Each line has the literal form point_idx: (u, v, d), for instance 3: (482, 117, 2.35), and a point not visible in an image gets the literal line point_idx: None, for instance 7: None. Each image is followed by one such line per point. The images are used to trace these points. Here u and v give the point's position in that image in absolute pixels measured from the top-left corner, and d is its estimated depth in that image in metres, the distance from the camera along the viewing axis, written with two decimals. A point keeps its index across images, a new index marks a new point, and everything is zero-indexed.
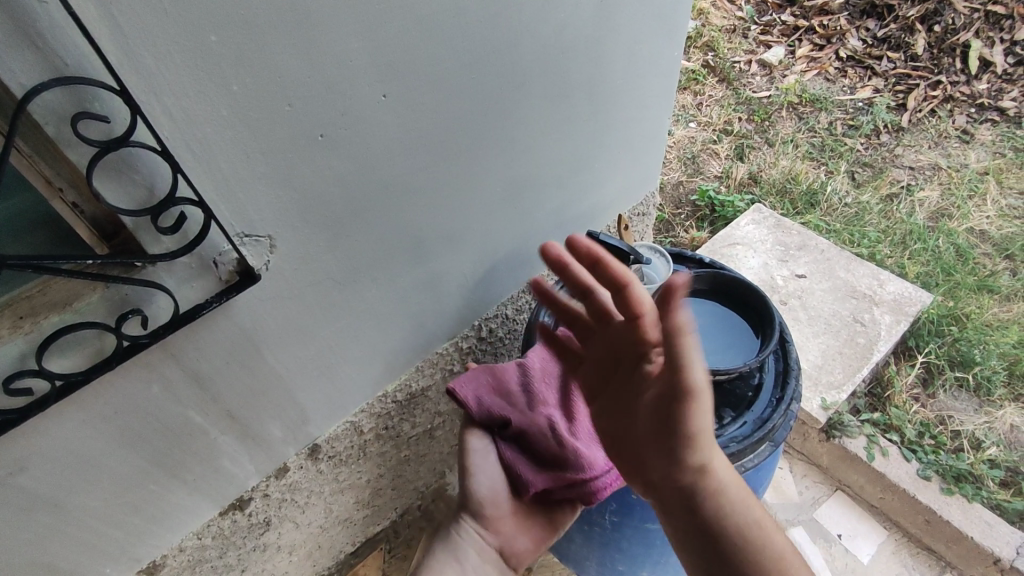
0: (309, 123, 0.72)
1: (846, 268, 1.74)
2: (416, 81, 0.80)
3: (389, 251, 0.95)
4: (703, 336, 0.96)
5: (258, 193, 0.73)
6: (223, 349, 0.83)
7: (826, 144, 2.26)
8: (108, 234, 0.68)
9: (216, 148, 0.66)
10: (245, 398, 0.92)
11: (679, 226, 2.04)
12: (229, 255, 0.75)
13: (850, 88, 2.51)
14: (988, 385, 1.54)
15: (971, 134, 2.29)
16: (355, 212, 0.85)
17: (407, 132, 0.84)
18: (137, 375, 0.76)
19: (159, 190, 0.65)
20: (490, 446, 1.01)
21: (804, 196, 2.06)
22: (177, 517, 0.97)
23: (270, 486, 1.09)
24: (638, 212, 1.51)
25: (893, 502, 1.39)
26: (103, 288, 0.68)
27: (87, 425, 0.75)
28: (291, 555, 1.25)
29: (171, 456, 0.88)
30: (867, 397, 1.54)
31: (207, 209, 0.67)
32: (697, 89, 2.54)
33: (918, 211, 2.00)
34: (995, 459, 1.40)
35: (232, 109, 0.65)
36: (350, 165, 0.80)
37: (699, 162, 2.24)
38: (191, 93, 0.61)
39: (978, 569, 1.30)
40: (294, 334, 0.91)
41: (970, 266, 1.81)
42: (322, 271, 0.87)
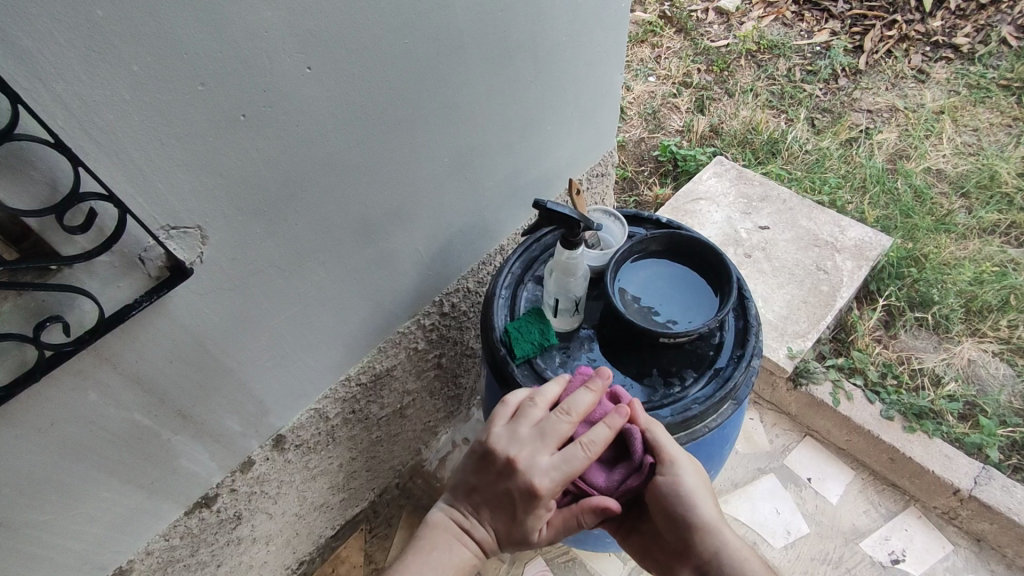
0: (226, 103, 0.67)
1: (808, 216, 1.74)
2: (344, 49, 0.75)
3: (334, 231, 0.91)
4: (663, 299, 0.94)
5: (179, 182, 0.67)
6: (164, 348, 0.79)
7: (785, 91, 2.24)
8: (16, 237, 0.61)
9: (123, 136, 0.60)
10: (195, 395, 0.88)
11: (643, 184, 2.01)
12: (155, 250, 0.70)
13: (807, 32, 2.48)
14: (947, 323, 1.57)
15: (926, 74, 2.29)
16: (291, 194, 0.81)
17: (338, 107, 0.79)
18: (70, 383, 0.72)
19: (62, 185, 0.60)
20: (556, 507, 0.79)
21: (765, 145, 2.05)
22: (140, 522, 0.95)
23: (236, 481, 1.06)
24: (596, 173, 1.48)
25: (859, 443, 1.43)
26: (16, 296, 0.62)
27: (22, 440, 0.71)
28: (269, 544, 1.24)
29: (122, 462, 0.84)
30: (831, 343, 1.57)
31: (119, 203, 0.63)
32: (655, 41, 2.48)
33: (876, 154, 2.01)
34: (954, 394, 1.45)
35: (136, 92, 0.59)
36: (279, 144, 0.75)
37: (660, 117, 2.20)
38: (84, 77, 0.55)
39: (940, 500, 1.35)
40: (239, 326, 0.87)
41: (928, 206, 1.84)
42: (262, 259, 0.83)
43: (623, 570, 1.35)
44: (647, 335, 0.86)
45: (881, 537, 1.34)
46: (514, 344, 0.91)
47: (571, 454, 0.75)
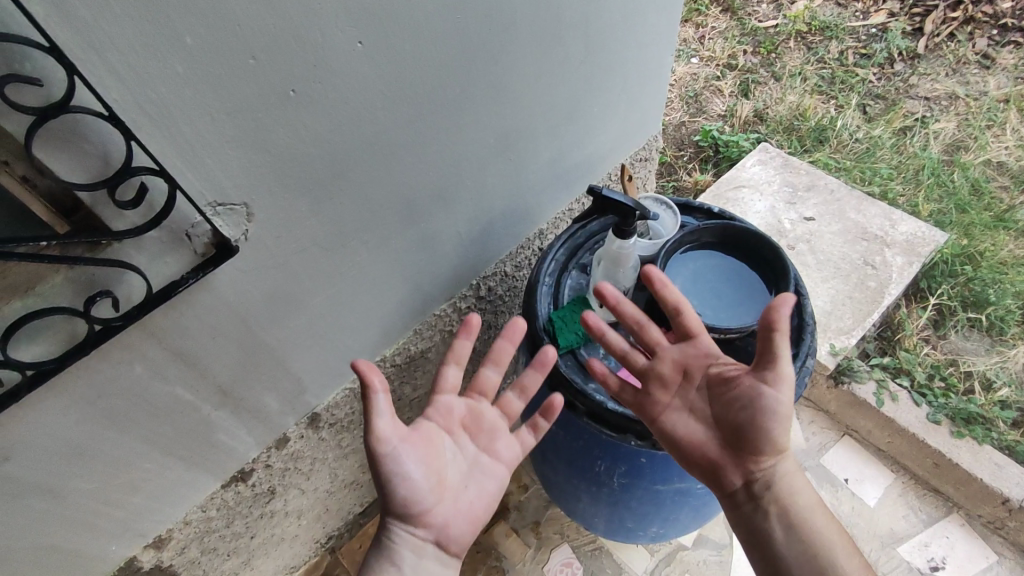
0: (278, 78, 0.65)
1: (856, 208, 1.67)
2: (395, 25, 0.73)
3: (377, 212, 0.89)
4: (714, 293, 0.90)
5: (228, 158, 0.66)
6: (207, 325, 0.79)
7: (836, 75, 2.14)
8: (67, 210, 0.61)
9: (174, 110, 0.59)
10: (236, 371, 0.88)
11: (682, 169, 1.95)
12: (202, 226, 0.69)
13: (863, 13, 2.35)
14: (1001, 325, 1.50)
15: (991, 59, 2.17)
16: (337, 173, 0.79)
17: (387, 84, 0.77)
18: (116, 356, 0.72)
19: (114, 160, 0.58)
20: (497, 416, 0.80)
21: (812, 132, 1.97)
22: (178, 493, 0.96)
23: (271, 457, 1.07)
24: (640, 157, 1.43)
25: (902, 446, 1.38)
26: (67, 270, 0.62)
27: (69, 410, 0.71)
28: (300, 519, 1.25)
29: (164, 435, 0.85)
30: (876, 340, 1.51)
31: (170, 178, 0.61)
32: (700, 20, 2.39)
33: (932, 145, 1.91)
34: (1007, 400, 1.39)
35: (189, 65, 0.58)
36: (327, 122, 0.73)
37: (702, 100, 2.13)
38: (138, 48, 0.54)
39: (985, 508, 1.31)
40: (281, 304, 0.86)
41: (986, 200, 1.75)
42: (305, 238, 0.82)
43: (651, 562, 1.34)
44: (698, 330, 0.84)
45: (921, 543, 1.31)
46: (558, 334, 0.90)
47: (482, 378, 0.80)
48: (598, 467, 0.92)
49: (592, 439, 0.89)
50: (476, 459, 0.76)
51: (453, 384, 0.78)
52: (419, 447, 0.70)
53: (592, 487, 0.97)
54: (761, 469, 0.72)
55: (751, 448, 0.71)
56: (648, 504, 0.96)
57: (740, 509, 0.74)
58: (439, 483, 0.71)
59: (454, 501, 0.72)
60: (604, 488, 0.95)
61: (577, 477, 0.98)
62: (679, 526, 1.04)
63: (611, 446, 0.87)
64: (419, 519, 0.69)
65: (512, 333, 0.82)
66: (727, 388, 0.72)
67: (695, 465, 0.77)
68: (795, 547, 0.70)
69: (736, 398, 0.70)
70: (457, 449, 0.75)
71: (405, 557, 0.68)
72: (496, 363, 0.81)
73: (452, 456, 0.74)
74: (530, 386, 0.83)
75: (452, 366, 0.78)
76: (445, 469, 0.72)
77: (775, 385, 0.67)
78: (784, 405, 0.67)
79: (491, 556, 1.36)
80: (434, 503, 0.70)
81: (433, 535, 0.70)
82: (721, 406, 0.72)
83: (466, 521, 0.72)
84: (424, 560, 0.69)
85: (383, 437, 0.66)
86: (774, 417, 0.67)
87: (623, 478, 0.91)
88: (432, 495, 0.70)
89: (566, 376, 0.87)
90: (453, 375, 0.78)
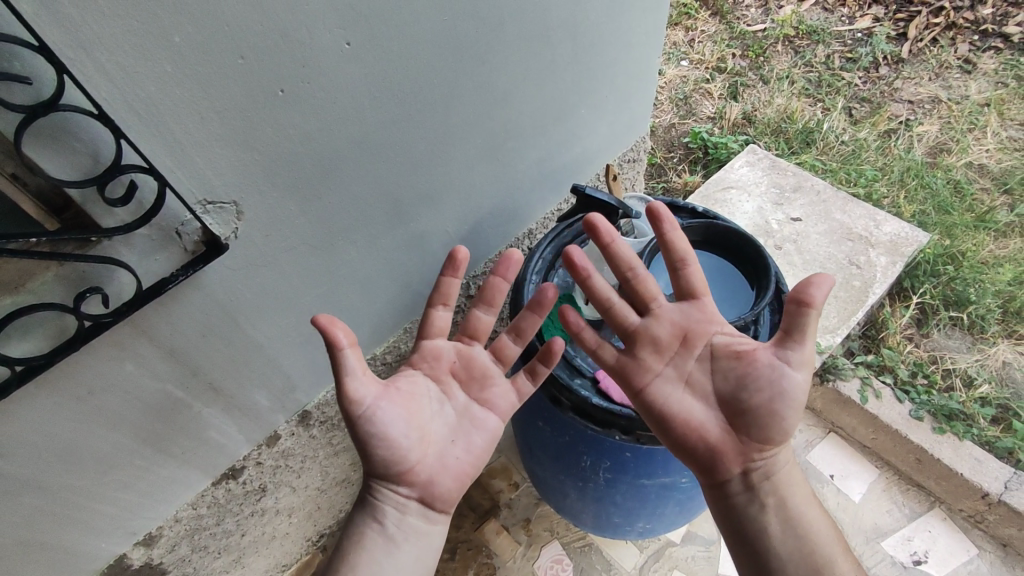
0: (265, 77, 0.66)
1: (842, 209, 1.70)
2: (383, 26, 0.74)
3: (367, 211, 0.90)
4: None
5: (216, 156, 0.67)
6: (198, 323, 0.80)
7: (823, 79, 2.17)
8: (57, 208, 0.62)
9: (162, 108, 0.60)
10: (226, 369, 0.89)
11: (671, 170, 1.97)
12: (192, 225, 0.70)
13: (849, 17, 2.39)
14: (982, 323, 1.53)
15: (973, 64, 2.21)
16: (326, 172, 0.80)
17: (375, 84, 0.78)
18: (106, 353, 0.73)
19: (104, 158, 0.59)
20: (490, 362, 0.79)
21: (799, 134, 2.00)
22: (169, 490, 0.96)
23: (262, 454, 1.08)
24: (628, 158, 1.45)
25: (885, 442, 1.41)
26: (57, 267, 0.63)
27: (60, 407, 0.72)
28: (291, 517, 1.26)
29: (155, 432, 0.86)
30: (861, 339, 1.53)
31: (160, 176, 0.62)
32: (689, 24, 2.41)
33: (916, 147, 1.95)
34: (987, 396, 1.42)
35: (177, 65, 0.58)
36: (315, 121, 0.74)
37: (691, 103, 2.15)
38: (127, 47, 0.55)
39: (966, 503, 1.33)
40: (272, 303, 0.87)
41: (968, 202, 1.78)
42: (295, 236, 0.83)
43: (640, 558, 1.36)
44: None
45: (904, 538, 1.34)
46: None
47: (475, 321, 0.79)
48: (585, 462, 0.93)
49: (579, 435, 0.90)
50: (466, 409, 0.76)
51: (442, 328, 0.78)
52: (399, 405, 0.70)
53: (579, 482, 0.99)
54: (762, 458, 0.72)
55: (760, 433, 0.70)
56: (634, 499, 0.97)
57: (731, 496, 0.74)
58: (422, 438, 0.71)
59: (437, 459, 0.72)
60: (591, 483, 0.97)
61: (564, 472, 0.99)
62: (666, 521, 1.05)
63: (597, 441, 0.89)
64: (401, 478, 0.70)
65: (507, 271, 0.79)
66: (740, 366, 0.71)
67: (687, 446, 0.74)
68: (790, 537, 0.70)
69: (751, 377, 0.70)
70: (443, 402, 0.75)
71: (389, 513, 0.70)
72: (489, 304, 0.79)
73: (437, 411, 0.74)
74: (528, 329, 0.81)
75: (441, 308, 0.78)
76: (429, 424, 0.72)
77: (794, 366, 0.68)
78: (800, 388, 0.68)
79: (481, 553, 1.37)
80: (416, 460, 0.70)
81: (417, 492, 0.71)
82: (730, 385, 0.72)
83: (452, 477, 0.73)
84: (408, 516, 0.71)
85: (357, 394, 0.66)
86: (790, 399, 0.68)
87: (609, 473, 0.93)
88: (413, 452, 0.70)
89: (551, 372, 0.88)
90: (441, 318, 0.77)
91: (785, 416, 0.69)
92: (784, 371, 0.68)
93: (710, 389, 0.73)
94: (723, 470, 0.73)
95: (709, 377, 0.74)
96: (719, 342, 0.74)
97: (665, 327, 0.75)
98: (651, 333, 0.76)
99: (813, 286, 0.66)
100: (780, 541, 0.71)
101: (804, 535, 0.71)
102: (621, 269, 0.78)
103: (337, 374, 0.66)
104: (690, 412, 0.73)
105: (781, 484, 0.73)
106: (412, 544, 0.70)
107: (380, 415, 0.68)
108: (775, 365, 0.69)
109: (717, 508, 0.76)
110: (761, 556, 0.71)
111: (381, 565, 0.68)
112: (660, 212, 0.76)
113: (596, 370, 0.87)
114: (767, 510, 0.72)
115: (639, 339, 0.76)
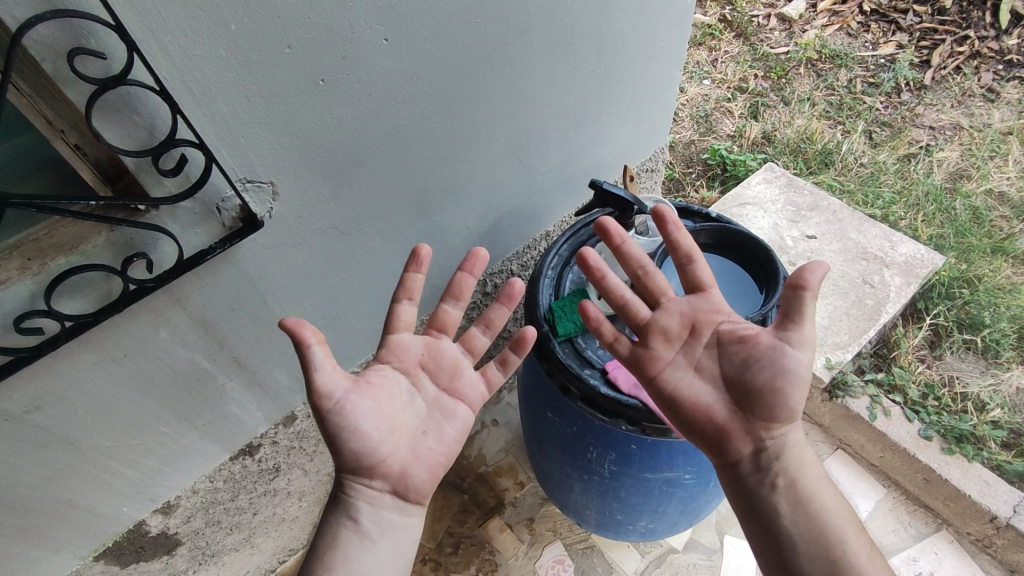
0: (309, 67, 0.71)
1: (858, 229, 1.71)
2: (418, 25, 0.79)
3: (392, 202, 0.95)
4: None
5: (259, 137, 0.72)
6: (229, 296, 0.84)
7: (844, 102, 2.20)
8: (111, 177, 0.67)
9: (215, 89, 0.65)
10: (252, 345, 0.93)
11: (689, 186, 2.00)
12: (232, 201, 0.74)
13: (872, 43, 2.42)
14: (997, 348, 1.53)
15: (996, 93, 2.22)
16: (357, 161, 0.85)
17: (408, 79, 0.83)
18: (144, 319, 0.77)
19: (159, 131, 0.64)
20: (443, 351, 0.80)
21: (818, 155, 2.02)
22: (189, 460, 1.00)
23: (279, 434, 1.12)
24: (646, 168, 1.48)
25: (893, 460, 1.41)
26: (109, 232, 0.68)
27: (98, 366, 0.77)
28: (301, 500, 1.29)
29: (181, 400, 0.90)
30: (872, 357, 1.54)
31: (207, 152, 0.67)
32: (713, 44, 2.45)
33: (935, 172, 1.96)
34: (998, 420, 1.41)
35: (231, 50, 0.63)
36: (351, 112, 0.79)
37: (711, 121, 2.18)
38: (189, 32, 0.60)
39: (974, 526, 1.33)
40: (299, 283, 0.92)
41: (986, 228, 1.78)
42: (324, 222, 0.87)
43: (641, 562, 1.37)
44: None
45: (909, 558, 1.33)
46: (556, 322, 0.94)
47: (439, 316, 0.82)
48: (591, 454, 0.96)
49: (586, 426, 0.93)
50: (422, 406, 0.76)
51: (408, 323, 0.78)
52: (371, 397, 0.71)
53: (584, 475, 1.01)
54: (772, 438, 0.74)
55: (766, 412, 0.72)
56: (637, 494, 0.99)
57: (743, 477, 0.74)
58: (399, 434, 0.72)
59: (416, 457, 0.72)
60: (596, 476, 0.99)
61: (570, 464, 1.02)
62: (669, 519, 1.06)
63: (603, 432, 0.91)
64: (374, 471, 0.70)
65: (473, 265, 0.82)
66: (743, 350, 0.74)
67: (697, 426, 0.77)
68: (801, 518, 0.70)
69: (757, 354, 0.73)
70: (422, 396, 0.77)
71: (362, 509, 0.69)
72: (456, 298, 0.83)
73: (408, 402, 0.75)
74: (496, 320, 0.84)
75: (406, 302, 0.78)
76: (398, 416, 0.73)
77: (796, 346, 0.71)
78: (805, 367, 0.71)
79: (484, 549, 1.39)
80: (388, 451, 0.70)
81: (390, 485, 0.70)
82: (735, 367, 0.75)
83: (425, 468, 0.73)
84: (382, 510, 0.70)
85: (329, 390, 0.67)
86: (794, 377, 0.71)
87: (614, 465, 0.95)
88: (384, 443, 0.70)
89: (563, 362, 0.91)
90: (406, 312, 0.78)
91: (789, 393, 0.71)
92: (785, 350, 0.71)
93: (717, 372, 0.76)
94: (731, 452, 0.75)
95: (716, 361, 0.77)
96: (724, 329, 0.77)
97: (675, 319, 0.79)
98: (661, 324, 0.79)
99: (809, 271, 0.70)
100: (784, 522, 0.71)
101: (815, 514, 0.70)
102: (632, 266, 0.83)
103: (306, 369, 0.66)
104: (697, 394, 0.76)
105: (795, 465, 0.73)
106: (389, 541, 0.69)
107: (353, 407, 0.68)
108: (778, 345, 0.72)
109: (730, 491, 0.76)
110: (784, 536, 0.70)
111: (362, 564, 0.67)
112: (666, 214, 0.82)
113: (606, 362, 0.90)
114: (777, 491, 0.72)
115: (649, 331, 0.80)
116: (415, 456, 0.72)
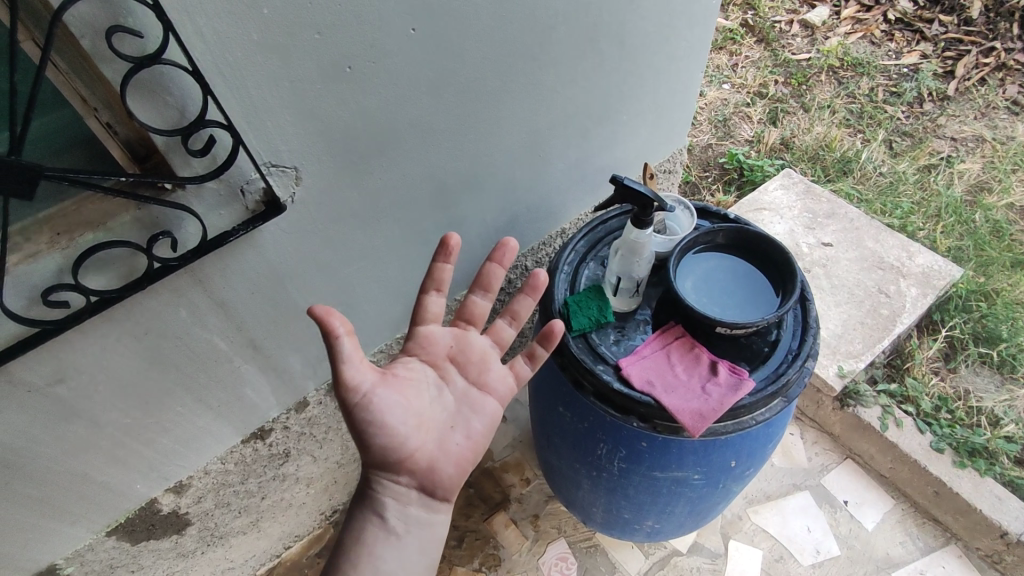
0: (337, 53, 0.71)
1: (875, 238, 1.69)
2: (445, 16, 0.79)
3: (413, 192, 0.95)
4: (725, 291, 0.94)
5: (285, 123, 0.73)
6: (249, 279, 0.85)
7: (865, 110, 2.18)
8: (140, 157, 0.69)
9: (245, 73, 0.66)
10: (269, 329, 0.94)
11: (705, 189, 1.99)
12: (256, 183, 0.75)
13: (895, 52, 2.39)
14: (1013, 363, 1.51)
15: (1020, 105, 2.19)
16: (379, 149, 0.85)
17: (433, 70, 0.83)
18: (166, 298, 0.78)
19: (190, 112, 0.65)
20: (469, 345, 0.80)
21: (837, 163, 2.00)
22: (203, 440, 1.02)
23: (291, 419, 1.13)
24: (664, 169, 1.48)
25: (904, 472, 1.39)
26: (135, 210, 0.69)
27: (119, 342, 0.78)
28: (309, 487, 1.30)
29: (197, 381, 0.91)
30: (885, 367, 1.53)
31: (235, 133, 0.68)
32: (734, 49, 2.44)
33: (956, 183, 1.94)
34: (1012, 435, 1.40)
35: (262, 34, 0.64)
36: (376, 101, 0.80)
37: (730, 125, 2.17)
38: (223, 14, 0.61)
39: (984, 541, 1.32)
40: (318, 270, 0.93)
41: (1006, 242, 1.77)
42: (346, 209, 0.88)
43: (646, 563, 1.36)
44: (704, 324, 0.87)
45: (916, 570, 1.32)
46: (572, 316, 0.94)
47: (467, 308, 0.82)
48: (601, 450, 0.96)
49: (597, 421, 0.93)
50: (449, 401, 0.76)
51: (436, 314, 0.79)
52: (397, 390, 0.71)
53: (593, 472, 1.01)
54: None
55: None
56: (645, 493, 0.99)
57: None
58: (426, 429, 0.72)
59: (445, 453, 0.73)
60: (605, 472, 0.99)
61: (580, 460, 1.02)
62: (677, 519, 1.06)
63: (615, 428, 0.91)
64: (400, 466, 0.70)
65: (501, 257, 0.83)
66: None
67: None
68: None
69: None
70: (449, 391, 0.77)
71: (381, 502, 0.70)
72: (485, 288, 0.83)
73: (436, 396, 0.75)
74: (522, 311, 0.85)
75: (433, 293, 0.79)
76: (426, 411, 0.73)
77: None
78: None
79: (489, 543, 1.39)
80: (415, 446, 0.71)
81: (417, 481, 0.71)
82: None
83: (453, 463, 0.73)
84: (408, 506, 0.70)
85: (356, 383, 0.67)
86: None
87: (623, 462, 0.95)
88: (411, 438, 0.71)
89: (577, 356, 0.91)
90: (435, 303, 0.79)
91: None
92: None
93: None
94: None
95: None
96: None
97: None
98: None
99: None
100: None
101: None
102: None
103: (333, 361, 0.66)
104: None
105: None
106: (416, 537, 0.70)
107: (379, 401, 0.69)
108: None
109: None
110: None
111: (388, 559, 0.68)
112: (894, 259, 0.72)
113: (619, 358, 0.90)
114: None
115: None
116: (443, 453, 0.73)
